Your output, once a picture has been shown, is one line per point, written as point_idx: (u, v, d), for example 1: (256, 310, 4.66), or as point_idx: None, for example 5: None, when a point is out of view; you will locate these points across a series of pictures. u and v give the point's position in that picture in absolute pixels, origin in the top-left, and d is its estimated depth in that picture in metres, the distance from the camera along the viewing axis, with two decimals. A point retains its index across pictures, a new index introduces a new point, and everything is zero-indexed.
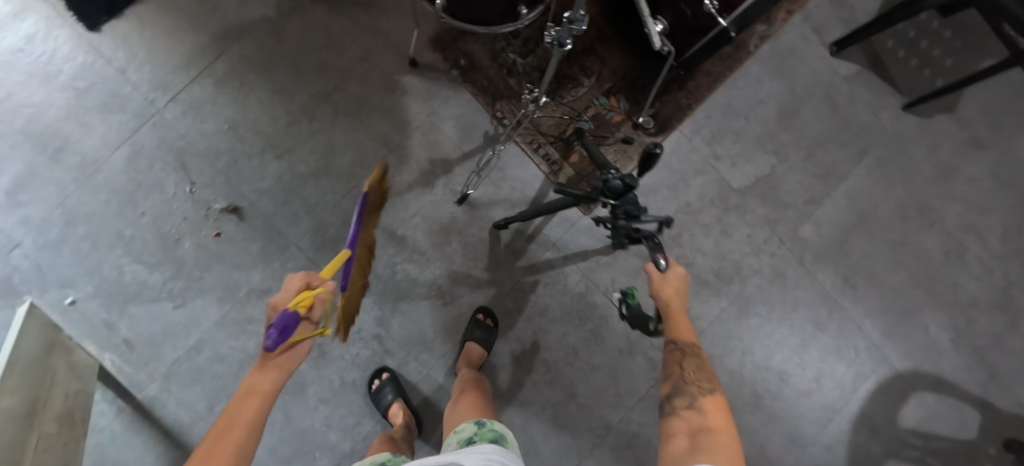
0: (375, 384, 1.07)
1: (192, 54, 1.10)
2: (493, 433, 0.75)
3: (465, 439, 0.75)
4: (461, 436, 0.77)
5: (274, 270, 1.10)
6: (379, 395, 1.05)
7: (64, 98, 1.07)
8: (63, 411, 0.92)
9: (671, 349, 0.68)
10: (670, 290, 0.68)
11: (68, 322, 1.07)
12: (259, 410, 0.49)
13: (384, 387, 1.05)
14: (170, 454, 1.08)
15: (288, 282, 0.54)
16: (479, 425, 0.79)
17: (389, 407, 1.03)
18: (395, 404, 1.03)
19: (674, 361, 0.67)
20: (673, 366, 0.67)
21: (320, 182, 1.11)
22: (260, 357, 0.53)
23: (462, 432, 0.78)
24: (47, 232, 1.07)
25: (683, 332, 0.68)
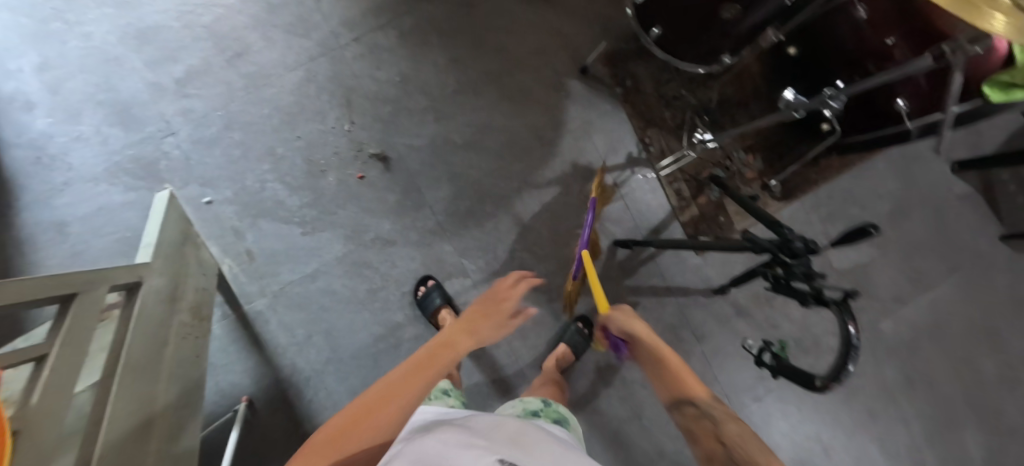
0: (421, 291, 1.10)
1: (385, 2, 1.13)
2: (557, 413, 0.77)
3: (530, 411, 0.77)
4: (528, 405, 0.79)
5: (403, 224, 1.13)
6: (427, 299, 1.08)
7: (256, 9, 1.10)
8: (196, 303, 0.96)
9: (694, 414, 0.55)
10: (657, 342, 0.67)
11: (199, 219, 1.09)
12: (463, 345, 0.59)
13: (432, 292, 1.09)
14: (257, 369, 1.10)
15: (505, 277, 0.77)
16: (545, 404, 0.82)
17: (438, 312, 1.07)
18: (444, 308, 1.07)
19: (706, 434, 0.51)
20: (711, 442, 0.50)
21: (469, 154, 1.15)
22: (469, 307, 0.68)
23: (528, 404, 0.80)
24: (205, 129, 1.09)
25: (693, 386, 0.59)
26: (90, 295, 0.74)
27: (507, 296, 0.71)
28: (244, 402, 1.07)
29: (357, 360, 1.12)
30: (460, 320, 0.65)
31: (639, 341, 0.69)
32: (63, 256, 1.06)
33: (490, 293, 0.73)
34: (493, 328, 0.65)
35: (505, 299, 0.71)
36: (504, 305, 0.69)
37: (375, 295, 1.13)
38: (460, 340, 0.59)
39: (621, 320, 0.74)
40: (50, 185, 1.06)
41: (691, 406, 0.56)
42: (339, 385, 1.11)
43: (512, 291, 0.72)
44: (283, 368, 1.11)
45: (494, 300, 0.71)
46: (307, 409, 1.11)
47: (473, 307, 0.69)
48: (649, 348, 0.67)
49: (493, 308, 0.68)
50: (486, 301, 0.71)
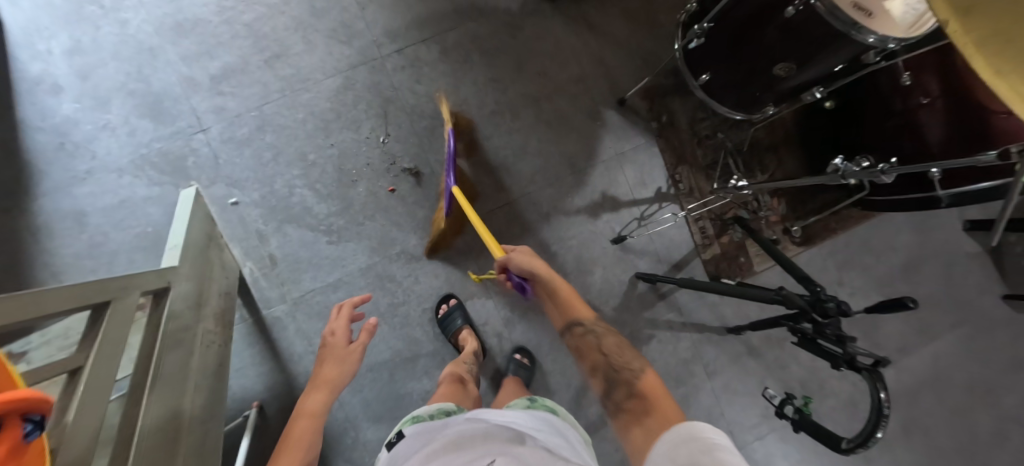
0: (443, 309, 1.11)
1: (430, 16, 1.12)
2: (544, 405, 0.76)
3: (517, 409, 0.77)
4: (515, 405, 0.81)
5: (431, 241, 1.12)
6: (449, 320, 1.09)
7: (299, 11, 1.09)
8: (220, 309, 0.94)
9: (582, 334, 0.76)
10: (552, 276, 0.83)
11: (224, 220, 1.07)
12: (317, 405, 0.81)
13: (455, 312, 1.09)
14: (271, 375, 1.08)
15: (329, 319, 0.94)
16: (531, 402, 0.75)
17: (459, 333, 1.08)
18: (466, 330, 1.08)
19: (591, 347, 0.73)
20: (593, 354, 0.73)
21: (501, 176, 1.14)
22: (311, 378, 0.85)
23: (517, 403, 0.80)
24: (237, 128, 1.07)
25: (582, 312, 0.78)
26: (124, 302, 0.72)
27: (338, 333, 0.92)
28: (255, 408, 1.05)
29: (372, 373, 1.11)
30: (316, 387, 0.84)
31: (533, 277, 0.86)
32: (80, 246, 1.03)
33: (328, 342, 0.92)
34: (343, 368, 0.87)
35: (341, 341, 0.91)
36: (336, 337, 0.92)
37: (396, 310, 1.11)
38: (313, 410, 0.80)
39: (521, 264, 0.87)
40: (71, 173, 1.03)
41: (581, 328, 0.76)
42: (353, 397, 1.10)
43: (342, 325, 0.94)
44: (297, 376, 1.09)
45: (329, 340, 0.92)
46: None
47: (319, 361, 0.89)
48: (548, 286, 0.83)
49: (346, 352, 0.90)
50: (328, 351, 0.90)
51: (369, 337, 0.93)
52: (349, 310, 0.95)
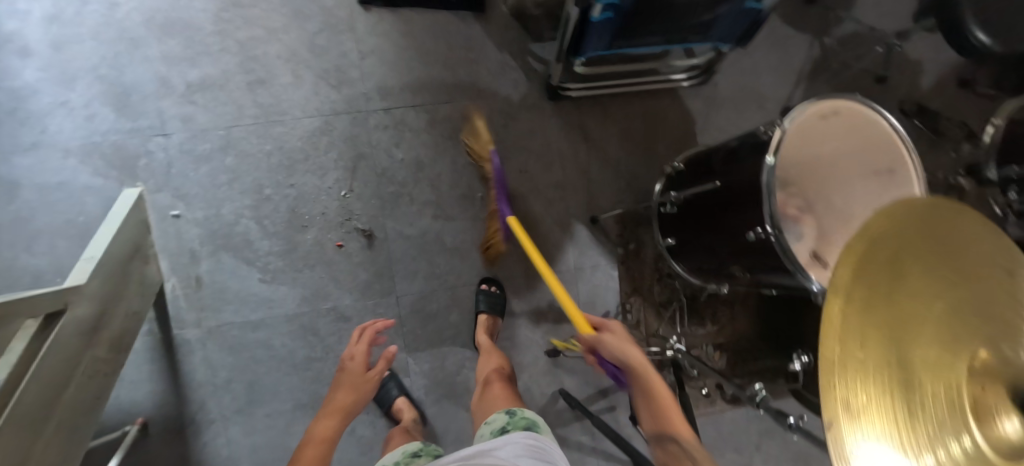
0: None
1: (428, 84, 1.09)
2: (525, 421, 0.72)
3: (495, 430, 0.72)
4: (493, 428, 0.73)
5: (364, 305, 1.10)
6: (384, 390, 1.07)
7: (296, 42, 1.05)
8: (118, 333, 0.91)
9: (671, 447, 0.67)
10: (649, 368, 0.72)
11: (159, 230, 1.04)
12: (333, 427, 0.78)
13: (388, 383, 1.07)
14: (165, 396, 1.05)
15: (355, 344, 0.91)
16: (510, 414, 0.75)
17: (393, 403, 1.05)
18: (400, 399, 1.06)
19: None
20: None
21: (453, 260, 1.12)
22: (321, 408, 0.81)
23: (493, 423, 0.74)
24: (199, 142, 1.03)
25: (676, 423, 0.69)
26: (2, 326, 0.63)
27: (359, 359, 0.88)
28: (136, 425, 1.02)
29: (268, 419, 1.09)
30: (327, 414, 0.80)
31: (629, 369, 0.73)
32: (4, 217, 0.99)
33: (348, 372, 0.87)
34: (358, 395, 0.84)
35: (358, 365, 0.88)
36: (354, 362, 0.88)
37: (310, 364, 1.09)
38: (326, 439, 0.76)
39: (611, 348, 0.73)
40: (16, 142, 0.99)
41: (673, 443, 0.67)
42: (242, 439, 1.07)
43: (359, 355, 0.90)
44: (192, 403, 1.06)
45: (347, 364, 0.89)
46: (200, 450, 1.07)
47: (335, 386, 0.86)
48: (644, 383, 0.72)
49: (360, 378, 0.86)
50: (349, 379, 0.86)
51: (387, 365, 0.88)
52: (371, 334, 0.92)
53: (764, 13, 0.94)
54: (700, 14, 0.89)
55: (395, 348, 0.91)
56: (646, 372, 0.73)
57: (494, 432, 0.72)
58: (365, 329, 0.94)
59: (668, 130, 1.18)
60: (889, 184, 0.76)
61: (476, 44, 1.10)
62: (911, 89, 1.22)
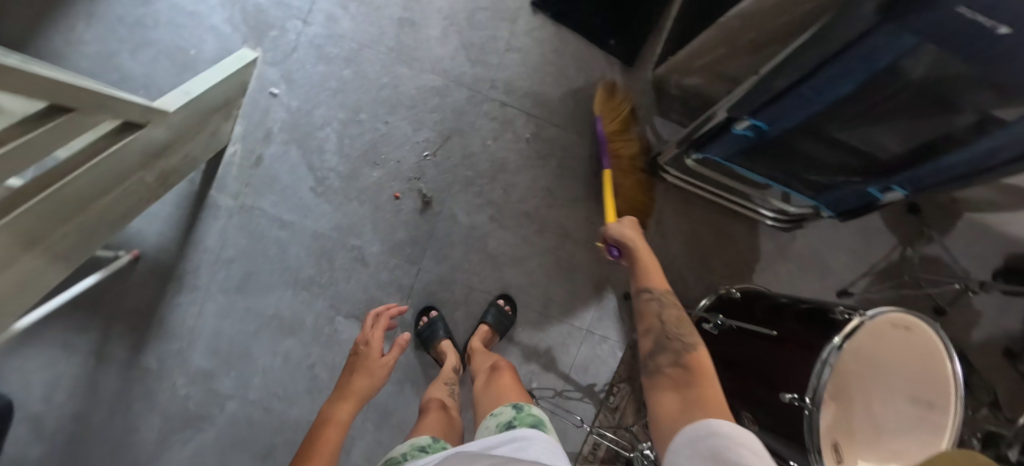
0: (423, 321, 1.09)
1: (548, 103, 1.13)
2: (533, 417, 0.64)
3: (501, 424, 0.64)
4: (499, 421, 0.66)
5: (386, 260, 1.11)
6: (431, 330, 1.07)
7: (461, 7, 1.10)
8: (170, 169, 0.91)
9: (645, 298, 0.73)
10: (636, 237, 0.82)
11: (252, 97, 1.06)
12: (348, 408, 0.75)
13: (436, 323, 1.08)
14: (172, 242, 1.07)
15: (362, 330, 0.96)
16: (517, 409, 0.68)
17: (439, 344, 1.06)
18: (445, 342, 1.05)
19: (649, 311, 0.71)
20: (650, 318, 0.70)
21: (485, 264, 1.13)
22: (331, 395, 0.77)
23: (499, 416, 0.67)
24: (331, 43, 1.07)
25: (652, 279, 0.75)
26: (83, 116, 0.64)
27: (375, 344, 0.92)
28: (130, 255, 1.03)
29: (247, 314, 1.10)
30: (341, 398, 0.77)
31: (622, 244, 0.83)
32: (130, 14, 1.01)
33: (359, 359, 0.88)
34: (372, 380, 0.84)
35: (374, 349, 0.90)
36: (371, 347, 0.91)
37: (310, 286, 1.10)
38: (337, 418, 0.71)
39: (621, 233, 0.83)
40: None
41: (647, 292, 0.73)
42: (215, 317, 1.09)
43: (373, 341, 0.93)
44: (190, 262, 1.08)
45: (362, 349, 0.91)
46: (175, 306, 1.08)
47: (351, 371, 0.85)
48: (631, 248, 0.81)
49: (377, 363, 0.88)
50: (369, 364, 0.87)
51: (398, 355, 0.92)
52: (384, 320, 0.97)
53: (878, 205, 0.96)
54: (825, 173, 0.94)
55: (407, 337, 0.96)
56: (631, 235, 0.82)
57: (499, 426, 0.64)
58: (376, 316, 0.99)
59: (732, 254, 1.19)
60: (924, 416, 0.74)
61: (606, 93, 1.15)
62: (962, 337, 1.22)
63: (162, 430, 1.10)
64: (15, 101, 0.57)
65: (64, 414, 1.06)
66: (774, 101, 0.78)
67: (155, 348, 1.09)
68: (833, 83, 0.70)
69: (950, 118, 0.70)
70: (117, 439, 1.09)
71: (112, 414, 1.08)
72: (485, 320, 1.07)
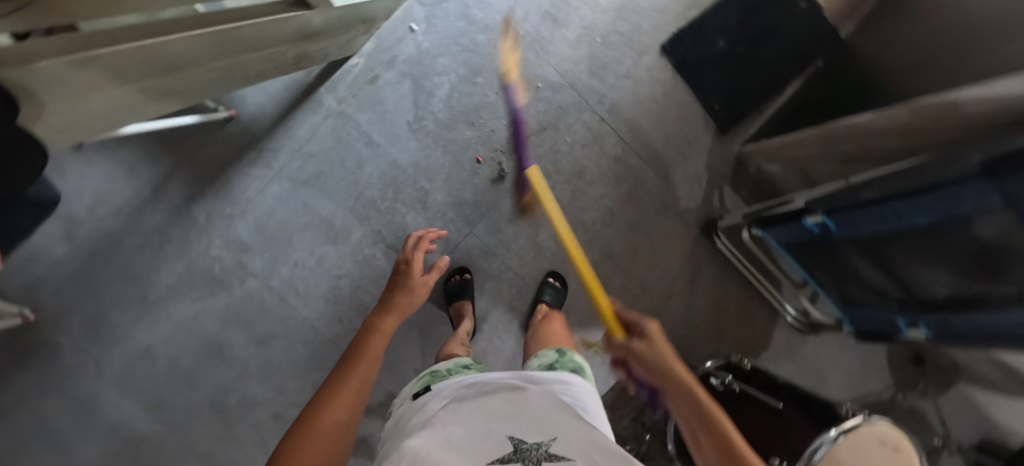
0: (454, 278, 1.14)
1: (641, 135, 1.22)
2: (572, 363, 0.70)
3: (543, 363, 0.71)
4: (541, 360, 0.72)
5: (445, 211, 1.17)
6: (459, 290, 1.13)
7: (601, 24, 1.20)
8: (305, 54, 0.98)
9: None
10: (687, 376, 0.62)
11: (392, 23, 1.14)
12: (394, 322, 0.73)
13: (465, 285, 1.13)
14: (269, 117, 1.13)
15: (403, 249, 0.97)
16: (561, 354, 0.73)
17: (460, 304, 1.11)
18: (466, 304, 1.11)
19: None
20: None
21: (529, 251, 1.19)
22: (375, 309, 0.76)
23: (544, 357, 0.74)
24: (480, 8, 1.17)
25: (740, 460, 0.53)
26: None
27: (417, 262, 0.91)
28: (227, 113, 1.10)
29: (302, 208, 1.15)
30: (387, 311, 0.75)
31: (672, 389, 0.62)
32: None
33: (396, 276, 0.87)
34: (413, 297, 0.82)
35: (415, 266, 0.90)
36: (412, 265, 0.90)
37: (369, 205, 1.16)
38: (380, 328, 0.69)
39: (647, 358, 0.65)
40: None
41: None
42: (274, 199, 1.14)
43: (412, 259, 0.93)
44: (275, 141, 1.14)
45: (403, 268, 0.90)
46: (244, 174, 1.14)
47: (396, 283, 0.85)
48: (692, 401, 0.60)
49: (419, 280, 0.87)
50: (412, 280, 0.86)
51: (437, 275, 0.93)
52: (423, 243, 0.99)
53: (900, 337, 1.02)
54: (863, 290, 1.00)
55: (446, 260, 0.97)
56: (681, 377, 0.62)
57: (541, 365, 0.71)
58: (418, 238, 1.01)
59: (745, 333, 1.26)
60: None
61: (693, 147, 1.24)
62: None
63: (181, 279, 1.14)
64: None
65: (102, 228, 1.10)
66: (852, 208, 0.85)
67: (207, 204, 1.13)
68: (911, 211, 0.75)
69: (992, 285, 0.73)
70: (138, 270, 1.12)
71: (143, 246, 1.12)
72: (544, 298, 1.13)
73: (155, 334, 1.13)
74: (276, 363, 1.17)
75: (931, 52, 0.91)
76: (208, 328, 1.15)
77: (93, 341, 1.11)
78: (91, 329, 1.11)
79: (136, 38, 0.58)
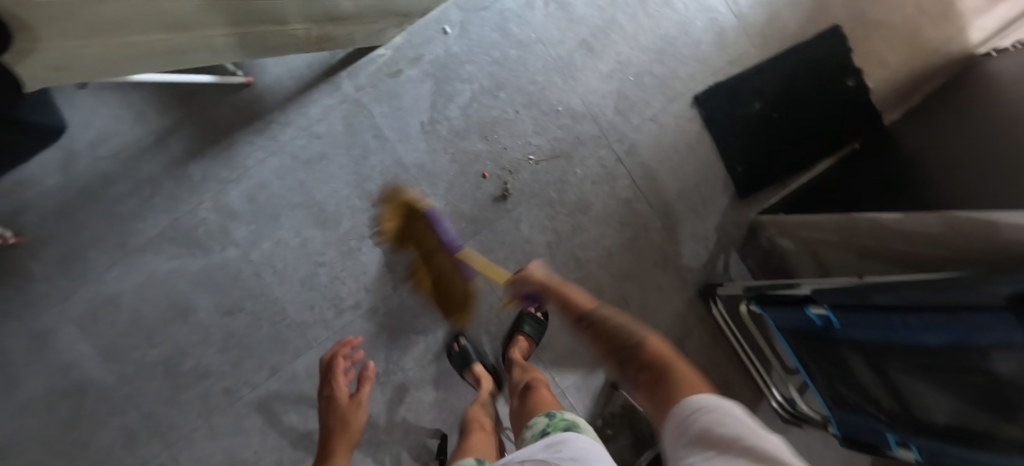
0: (456, 346, 1.10)
1: (655, 182, 1.18)
2: (566, 421, 0.65)
3: (536, 432, 0.66)
4: (534, 429, 0.68)
5: (441, 220, 1.13)
6: (461, 357, 1.08)
7: (636, 62, 1.17)
8: (329, 36, 0.96)
9: (594, 328, 0.67)
10: (553, 280, 0.85)
11: (426, 22, 1.12)
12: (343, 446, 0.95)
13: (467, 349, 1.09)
14: (284, 90, 1.11)
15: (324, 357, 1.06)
16: (550, 417, 0.69)
17: (472, 367, 1.07)
18: (477, 366, 1.06)
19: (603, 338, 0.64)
20: (605, 344, 0.63)
21: (517, 277, 1.15)
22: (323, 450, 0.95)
23: (536, 424, 0.69)
24: (517, 23, 1.14)
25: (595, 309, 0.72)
26: None
27: (340, 388, 1.02)
28: (244, 79, 1.09)
29: (298, 186, 1.13)
30: (333, 448, 0.94)
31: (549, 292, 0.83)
32: None
33: (327, 397, 1.02)
34: (348, 424, 0.98)
35: (342, 394, 1.01)
36: (334, 388, 1.02)
37: (365, 198, 1.13)
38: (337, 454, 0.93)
39: (535, 282, 0.87)
40: None
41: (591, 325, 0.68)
42: (272, 173, 1.12)
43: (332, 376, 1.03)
44: (285, 115, 1.12)
45: (328, 394, 1.03)
46: (248, 141, 1.12)
47: (331, 420, 0.98)
48: (551, 287, 0.83)
49: (349, 403, 1.01)
50: (343, 408, 1.00)
51: (365, 384, 1.04)
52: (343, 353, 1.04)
53: (890, 453, 0.93)
54: (856, 394, 0.92)
55: (371, 364, 1.06)
56: (548, 281, 0.85)
57: (535, 434, 0.66)
58: (331, 356, 1.04)
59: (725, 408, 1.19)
60: None
61: (706, 206, 1.19)
62: None
63: (163, 233, 1.12)
64: None
65: (97, 167, 1.09)
66: (858, 307, 0.79)
67: (205, 164, 1.12)
68: (921, 326, 0.69)
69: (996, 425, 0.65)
70: (123, 215, 1.11)
71: (133, 192, 1.11)
72: (523, 330, 1.11)
73: (126, 282, 1.11)
74: (239, 336, 1.14)
75: (975, 159, 0.85)
76: (179, 287, 1.12)
77: (64, 277, 1.10)
78: (65, 265, 1.10)
79: None
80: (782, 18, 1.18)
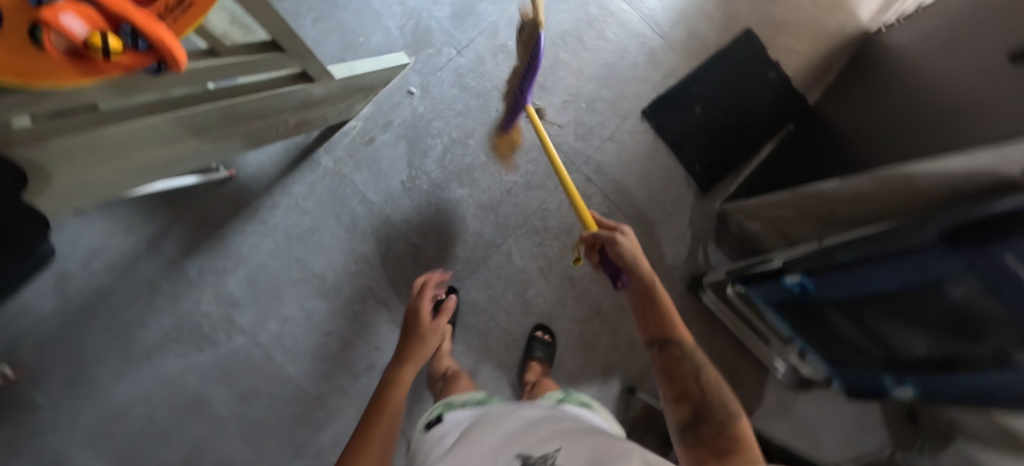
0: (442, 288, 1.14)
1: (625, 193, 1.28)
2: (579, 398, 0.83)
3: (551, 399, 0.84)
4: (548, 396, 0.86)
5: (437, 267, 1.20)
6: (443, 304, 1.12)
7: (586, 91, 1.29)
8: (306, 120, 1.04)
9: (673, 359, 0.71)
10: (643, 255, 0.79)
11: (390, 90, 1.22)
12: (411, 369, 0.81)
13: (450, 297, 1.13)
14: (268, 175, 1.17)
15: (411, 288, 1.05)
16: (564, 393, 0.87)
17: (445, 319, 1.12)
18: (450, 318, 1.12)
19: (682, 372, 0.69)
20: (684, 382, 0.69)
21: (519, 305, 1.21)
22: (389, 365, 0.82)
23: (549, 395, 0.86)
24: (473, 77, 1.25)
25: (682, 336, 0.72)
26: (287, 57, 0.76)
27: (425, 308, 0.97)
28: (226, 172, 1.13)
29: (295, 262, 1.17)
30: (399, 361, 0.83)
31: (629, 270, 0.78)
32: None
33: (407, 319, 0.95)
34: (424, 344, 0.88)
35: (426, 313, 0.95)
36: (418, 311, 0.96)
37: (362, 261, 1.18)
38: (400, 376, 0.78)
39: (619, 247, 0.80)
40: None
41: (676, 350, 0.71)
42: (269, 254, 1.16)
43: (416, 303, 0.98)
44: (273, 198, 1.17)
45: (410, 315, 0.96)
46: (240, 229, 1.16)
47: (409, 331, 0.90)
48: (639, 270, 0.78)
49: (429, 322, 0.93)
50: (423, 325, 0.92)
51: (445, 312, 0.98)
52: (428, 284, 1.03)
53: (890, 398, 1.02)
54: (847, 350, 1.01)
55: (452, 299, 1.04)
56: (633, 255, 0.79)
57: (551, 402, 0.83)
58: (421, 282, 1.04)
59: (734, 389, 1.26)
60: None
61: (675, 206, 1.30)
62: None
63: (167, 335, 1.13)
64: (224, 23, 0.60)
65: (91, 283, 1.11)
66: (827, 269, 0.88)
67: (200, 259, 1.15)
68: (881, 276, 0.77)
69: (966, 352, 0.73)
70: (123, 324, 1.12)
71: (130, 301, 1.12)
72: (535, 355, 1.14)
73: (136, 391, 1.11)
74: (259, 421, 1.14)
75: (887, 121, 0.98)
76: (191, 384, 1.13)
77: (70, 399, 1.09)
78: (70, 387, 1.09)
79: (161, 112, 0.64)
80: (703, 30, 1.33)
